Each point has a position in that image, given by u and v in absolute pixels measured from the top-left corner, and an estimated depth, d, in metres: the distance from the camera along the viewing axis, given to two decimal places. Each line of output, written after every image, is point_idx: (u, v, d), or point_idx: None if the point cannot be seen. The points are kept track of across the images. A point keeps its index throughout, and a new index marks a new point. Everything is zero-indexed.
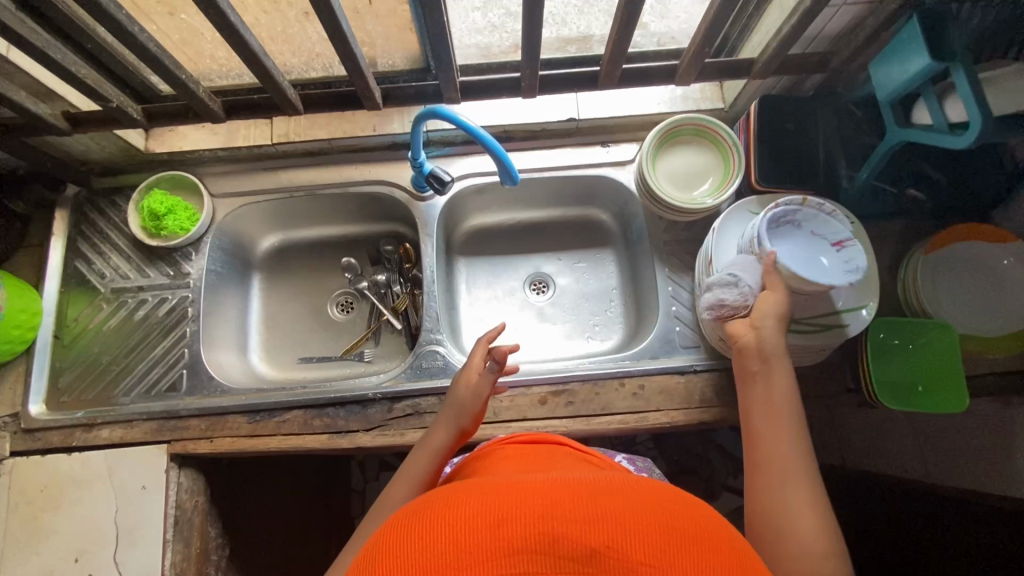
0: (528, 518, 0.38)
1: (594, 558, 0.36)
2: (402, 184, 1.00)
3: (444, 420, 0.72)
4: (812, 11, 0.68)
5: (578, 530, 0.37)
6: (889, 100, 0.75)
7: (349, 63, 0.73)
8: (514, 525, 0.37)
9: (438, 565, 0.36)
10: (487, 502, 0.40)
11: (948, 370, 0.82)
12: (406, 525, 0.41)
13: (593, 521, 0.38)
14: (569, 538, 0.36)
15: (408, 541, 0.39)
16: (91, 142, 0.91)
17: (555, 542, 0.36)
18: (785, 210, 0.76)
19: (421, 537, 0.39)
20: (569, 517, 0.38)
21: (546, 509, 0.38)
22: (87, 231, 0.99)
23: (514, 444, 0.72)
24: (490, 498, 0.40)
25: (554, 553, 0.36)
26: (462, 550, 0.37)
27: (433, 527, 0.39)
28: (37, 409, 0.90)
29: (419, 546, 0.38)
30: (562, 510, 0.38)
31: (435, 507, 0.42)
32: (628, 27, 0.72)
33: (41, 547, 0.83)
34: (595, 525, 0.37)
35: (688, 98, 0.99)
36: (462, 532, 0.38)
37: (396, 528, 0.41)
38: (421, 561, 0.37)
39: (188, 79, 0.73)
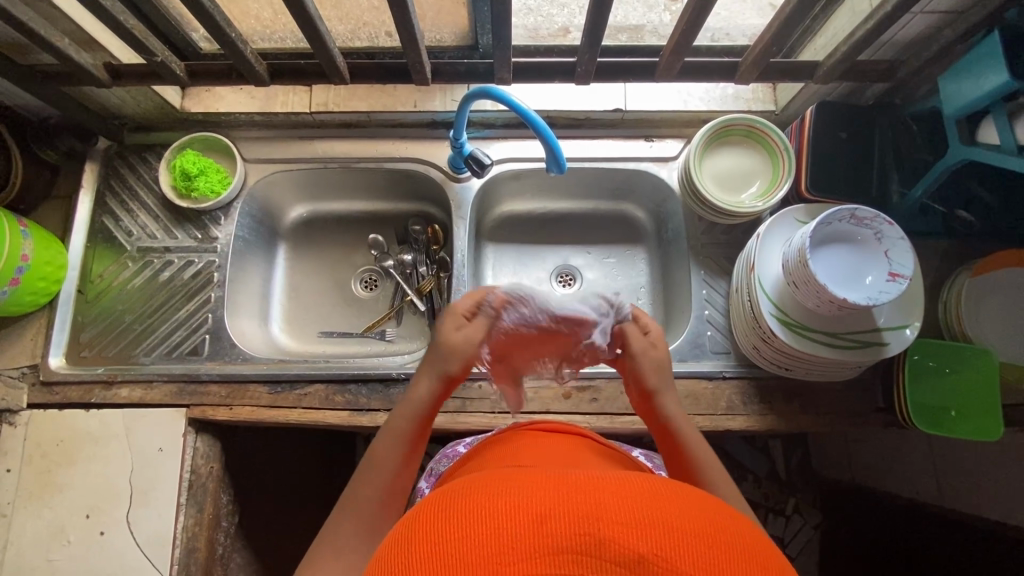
0: (572, 518, 0.35)
1: (643, 565, 0.33)
2: (438, 164, 0.98)
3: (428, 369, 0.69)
4: (892, 16, 0.66)
5: (626, 535, 0.34)
6: (955, 116, 0.72)
7: (405, 33, 0.71)
8: (557, 523, 0.35)
9: (475, 556, 0.34)
10: (526, 496, 0.37)
11: (985, 398, 0.80)
12: (438, 509, 0.39)
13: (641, 526, 0.35)
14: (617, 544, 0.33)
15: (441, 525, 0.36)
16: (127, 95, 0.89)
17: (601, 544, 0.33)
18: (872, 217, 0.71)
19: (455, 526, 0.36)
20: (617, 521, 0.35)
21: (592, 509, 0.36)
22: (116, 187, 0.97)
23: (538, 430, 0.71)
24: (528, 493, 0.38)
25: (600, 557, 0.33)
26: (499, 544, 0.34)
27: (468, 513, 0.37)
28: (57, 361, 0.90)
29: (453, 533, 0.36)
30: (609, 512, 0.35)
31: (470, 495, 0.39)
32: (698, 19, 0.69)
33: (55, 500, 0.83)
34: (643, 532, 0.34)
35: (739, 98, 0.96)
36: (500, 524, 0.35)
37: (427, 509, 0.39)
38: (453, 549, 0.35)
39: (236, 38, 0.71)
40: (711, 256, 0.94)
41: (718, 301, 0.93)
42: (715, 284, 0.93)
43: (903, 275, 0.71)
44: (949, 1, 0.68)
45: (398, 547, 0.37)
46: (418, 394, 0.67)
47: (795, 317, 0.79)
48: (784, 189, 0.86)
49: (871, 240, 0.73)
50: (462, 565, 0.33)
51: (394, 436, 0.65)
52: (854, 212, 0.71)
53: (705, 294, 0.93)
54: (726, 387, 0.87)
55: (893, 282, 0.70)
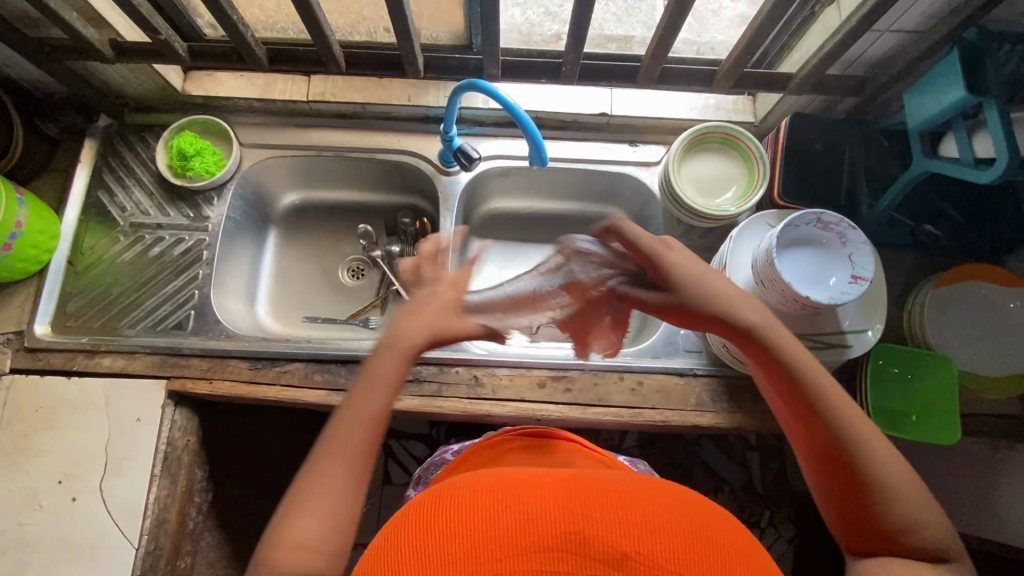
0: (558, 517, 0.39)
1: (624, 561, 0.37)
2: (429, 157, 1.01)
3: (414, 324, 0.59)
4: (858, 30, 0.70)
5: (608, 533, 0.38)
6: (918, 130, 0.76)
7: (400, 27, 0.74)
8: (545, 521, 0.39)
9: (468, 550, 0.38)
10: (517, 496, 0.41)
11: (944, 404, 0.83)
12: (431, 507, 0.43)
13: (624, 524, 0.39)
14: (601, 541, 0.37)
15: (435, 522, 0.41)
16: (130, 74, 0.92)
17: (584, 542, 0.37)
18: (836, 221, 0.75)
19: (449, 524, 0.40)
20: (601, 520, 0.39)
21: (578, 510, 0.40)
22: (113, 163, 0.99)
23: (527, 437, 0.74)
24: (516, 494, 0.42)
25: (585, 554, 0.37)
26: (491, 541, 0.38)
27: (461, 508, 0.41)
28: (42, 329, 0.91)
29: (444, 531, 0.40)
30: (594, 512, 0.39)
31: (461, 492, 0.43)
32: (676, 24, 0.73)
33: (29, 465, 0.84)
34: (626, 531, 0.38)
35: (720, 108, 1.00)
36: (495, 523, 0.39)
37: (422, 510, 0.43)
38: (448, 547, 0.38)
39: (239, 22, 0.74)
40: None
41: None
42: None
43: (865, 278, 0.74)
44: (912, 20, 0.72)
45: (393, 538, 0.41)
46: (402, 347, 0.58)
47: None
48: (759, 194, 0.89)
49: (835, 243, 0.76)
50: (456, 558, 0.37)
51: (357, 423, 0.53)
52: (820, 216, 0.75)
53: None
54: (696, 384, 0.89)
55: (857, 284, 0.74)
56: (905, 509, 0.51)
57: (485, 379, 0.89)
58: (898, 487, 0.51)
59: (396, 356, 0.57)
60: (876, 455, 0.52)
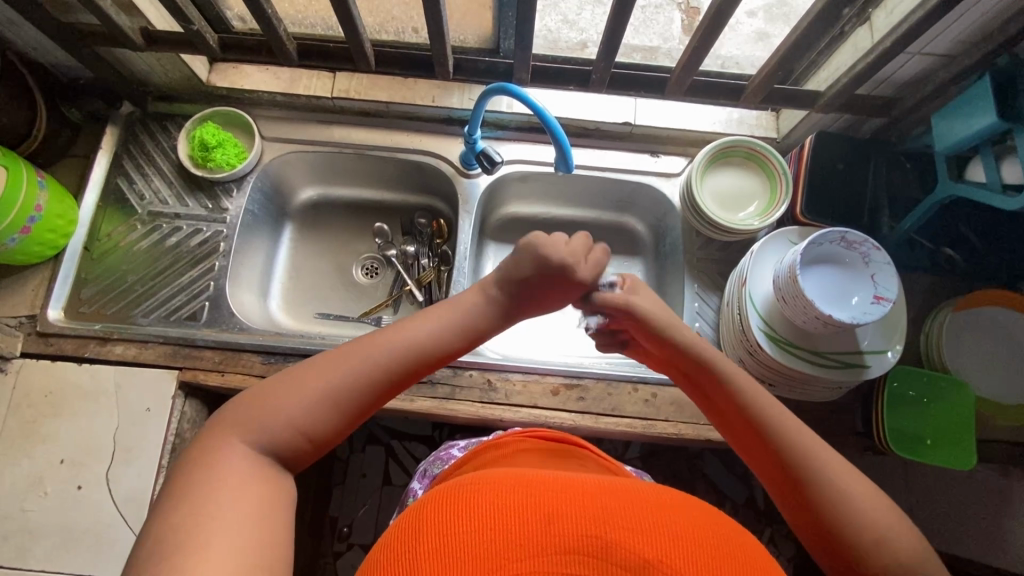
0: (580, 521, 0.39)
1: (647, 569, 0.36)
2: (450, 158, 1.01)
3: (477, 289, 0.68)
4: (893, 50, 0.70)
5: (631, 541, 0.38)
6: (945, 153, 0.76)
7: (434, 28, 0.74)
8: (567, 523, 0.39)
9: (488, 547, 0.38)
10: (541, 497, 0.41)
11: (959, 429, 0.83)
12: (449, 503, 0.42)
13: (647, 533, 0.39)
14: (625, 548, 0.37)
15: (455, 515, 0.40)
16: (156, 63, 0.92)
17: (607, 547, 0.37)
18: (861, 241, 0.74)
19: (469, 518, 0.40)
20: (623, 527, 0.39)
21: (599, 515, 0.40)
22: (134, 151, 0.99)
23: (535, 440, 0.73)
24: (537, 495, 0.42)
25: (607, 558, 0.37)
26: (511, 539, 0.38)
27: (480, 506, 0.41)
28: (55, 314, 0.90)
29: (463, 527, 0.39)
30: (615, 518, 0.40)
31: (481, 489, 0.43)
32: (710, 38, 0.73)
33: (37, 450, 0.83)
34: (648, 539, 0.38)
35: (743, 123, 1.00)
36: (516, 523, 0.39)
37: (438, 504, 0.43)
38: (469, 541, 0.38)
39: (272, 14, 0.73)
40: (705, 270, 0.97)
41: (709, 315, 0.95)
42: (706, 298, 0.96)
43: (888, 299, 0.73)
44: (945, 44, 0.72)
45: (408, 531, 0.41)
46: (463, 304, 0.66)
47: (783, 333, 0.81)
48: (782, 210, 0.89)
49: (858, 262, 0.76)
50: (476, 553, 0.37)
51: (398, 341, 0.59)
52: (845, 235, 0.74)
53: (696, 307, 0.95)
54: None
55: (880, 304, 0.73)
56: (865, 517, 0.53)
57: (498, 384, 0.88)
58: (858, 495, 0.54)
59: (454, 307, 0.65)
60: (824, 461, 0.56)
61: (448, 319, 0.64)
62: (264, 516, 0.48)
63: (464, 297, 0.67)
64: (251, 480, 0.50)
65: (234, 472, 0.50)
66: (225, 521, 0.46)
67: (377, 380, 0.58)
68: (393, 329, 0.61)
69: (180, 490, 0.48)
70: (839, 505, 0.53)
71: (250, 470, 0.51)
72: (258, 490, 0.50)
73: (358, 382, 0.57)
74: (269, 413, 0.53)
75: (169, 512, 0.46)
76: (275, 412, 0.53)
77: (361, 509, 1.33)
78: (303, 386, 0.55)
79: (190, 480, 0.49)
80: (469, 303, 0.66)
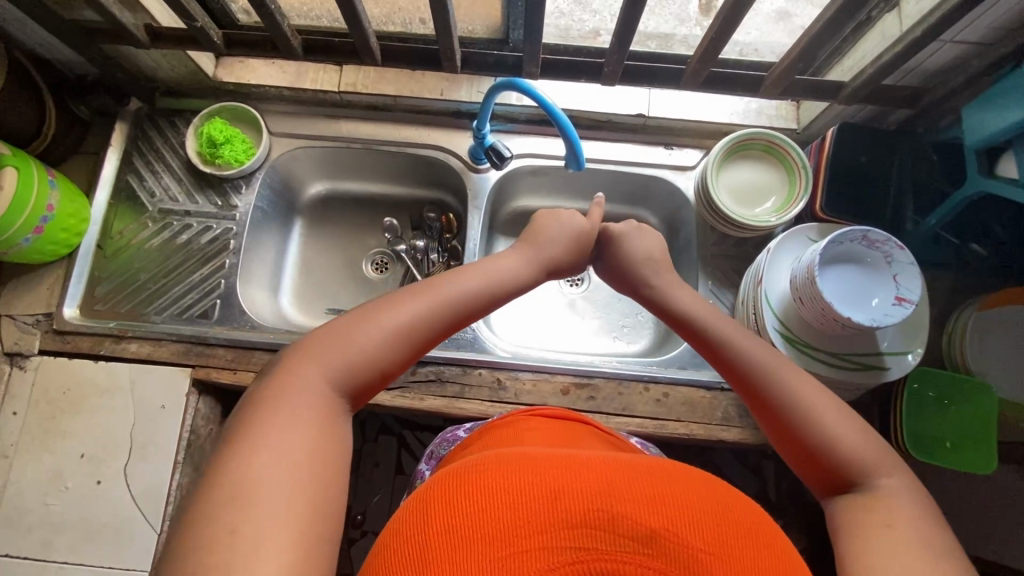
0: (585, 496, 0.40)
1: (653, 538, 0.38)
2: (459, 153, 0.99)
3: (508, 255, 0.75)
4: (924, 40, 0.66)
5: (636, 513, 0.40)
6: (975, 147, 0.72)
7: (440, 21, 0.71)
8: (573, 499, 0.40)
9: (499, 526, 0.40)
10: (546, 475, 0.43)
11: (983, 431, 0.80)
12: (457, 483, 0.44)
13: (652, 506, 0.40)
14: (630, 520, 0.39)
15: (465, 497, 0.42)
16: (163, 59, 0.91)
17: (610, 520, 0.39)
18: (884, 240, 0.72)
19: (480, 500, 0.42)
20: (626, 499, 0.41)
21: (604, 490, 0.41)
22: (143, 148, 0.99)
23: (540, 417, 0.73)
24: (543, 472, 0.43)
25: (614, 530, 0.38)
26: (520, 515, 0.40)
27: (489, 488, 0.43)
28: (72, 312, 0.91)
29: (475, 507, 0.41)
30: (620, 492, 0.41)
31: (489, 471, 0.45)
32: (728, 29, 0.70)
33: (57, 446, 0.85)
34: (652, 510, 0.40)
35: (761, 113, 0.97)
36: (523, 500, 0.41)
37: (448, 487, 0.44)
38: (482, 522, 0.40)
39: (275, 9, 0.71)
40: (719, 266, 0.95)
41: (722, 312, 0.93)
42: (721, 295, 0.94)
43: (910, 300, 0.71)
44: (979, 32, 0.68)
45: (424, 514, 0.43)
46: (497, 267, 0.72)
47: (800, 334, 0.79)
48: (801, 206, 0.86)
49: (881, 262, 0.73)
50: (491, 533, 0.39)
51: (447, 295, 0.65)
52: (867, 234, 0.72)
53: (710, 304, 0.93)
54: (723, 398, 0.87)
55: (902, 307, 0.71)
56: (844, 444, 0.56)
57: (508, 383, 0.88)
58: (826, 418, 0.58)
59: (489, 271, 0.71)
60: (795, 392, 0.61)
61: (488, 278, 0.70)
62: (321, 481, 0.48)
63: (497, 262, 0.73)
64: (299, 446, 0.49)
65: (282, 439, 0.49)
66: (275, 491, 0.46)
67: (440, 325, 0.64)
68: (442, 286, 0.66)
69: (230, 460, 0.47)
70: (812, 435, 0.58)
71: (304, 428, 0.51)
72: (313, 451, 0.50)
73: (415, 333, 0.61)
74: (341, 351, 0.57)
75: (215, 487, 0.45)
76: (351, 351, 0.57)
77: (374, 497, 1.35)
78: (376, 325, 0.59)
79: (236, 453, 0.48)
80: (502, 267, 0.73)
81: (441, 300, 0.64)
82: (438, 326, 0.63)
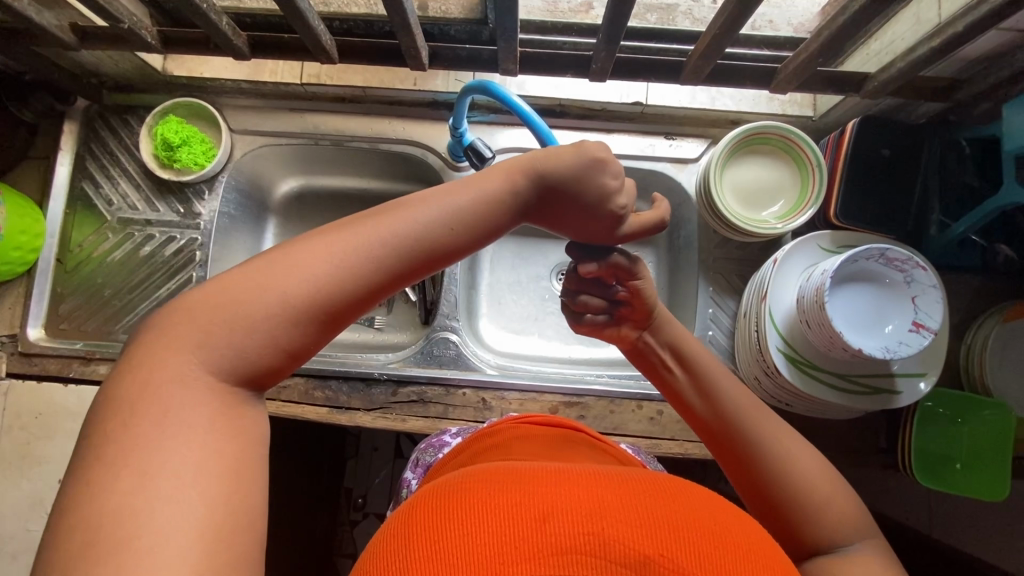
0: (575, 514, 0.33)
1: (648, 565, 0.31)
2: (438, 149, 0.90)
3: (501, 168, 0.50)
4: (966, 34, 0.56)
5: (630, 533, 0.33)
6: (1014, 152, 0.63)
7: (398, 17, 0.61)
8: (564, 519, 0.33)
9: (478, 550, 0.32)
10: (529, 491, 0.35)
11: (994, 457, 0.75)
12: (430, 502, 0.37)
13: (645, 526, 0.33)
14: (621, 542, 0.32)
15: (441, 517, 0.35)
16: (104, 56, 0.82)
17: (604, 544, 0.32)
18: (904, 259, 0.64)
19: (456, 519, 0.34)
20: (620, 519, 0.33)
21: (596, 508, 0.34)
22: (96, 150, 0.91)
23: (530, 424, 0.67)
24: (527, 486, 0.36)
25: (605, 557, 0.31)
26: (502, 536, 0.33)
27: (467, 502, 0.35)
28: (36, 333, 0.87)
29: (452, 530, 0.33)
30: (613, 510, 0.34)
31: (470, 486, 0.38)
32: (735, 22, 0.60)
33: (34, 473, 0.83)
34: (645, 531, 0.33)
35: (774, 99, 0.86)
36: (504, 519, 0.33)
37: (423, 505, 0.37)
38: (459, 545, 0.32)
39: (208, 8, 0.61)
40: (721, 271, 0.88)
41: (724, 322, 0.87)
42: (722, 302, 0.87)
43: (928, 327, 0.64)
44: None
45: (396, 537, 0.35)
46: (482, 188, 0.48)
47: (804, 353, 0.73)
48: (809, 214, 0.78)
49: (899, 283, 0.66)
50: (468, 556, 0.32)
51: (397, 230, 0.43)
52: (886, 252, 0.64)
53: (710, 313, 0.87)
54: None
55: (922, 335, 0.64)
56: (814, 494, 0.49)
57: (493, 403, 0.83)
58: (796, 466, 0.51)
59: (471, 192, 0.47)
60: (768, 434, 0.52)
61: (467, 201, 0.46)
62: (234, 482, 0.36)
63: (486, 176, 0.49)
64: (192, 446, 0.35)
65: (161, 452, 0.34)
66: (166, 516, 0.33)
67: (356, 288, 0.41)
68: (392, 216, 0.44)
69: (94, 492, 0.33)
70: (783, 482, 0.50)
71: (192, 420, 0.36)
72: (212, 447, 0.36)
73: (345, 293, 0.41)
74: (235, 327, 0.38)
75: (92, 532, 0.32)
76: (230, 332, 0.38)
77: (375, 481, 1.35)
78: (286, 285, 0.39)
79: (105, 481, 0.33)
80: (491, 188, 0.48)
81: (347, 258, 0.41)
82: (356, 283, 0.41)
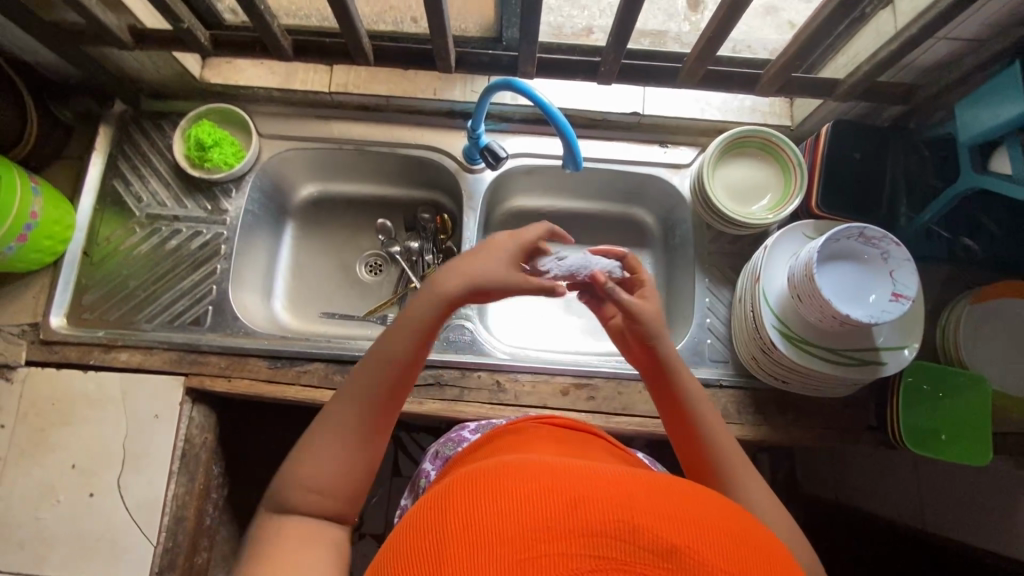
0: (607, 504, 0.35)
1: (674, 555, 0.33)
2: (453, 153, 0.98)
3: (426, 297, 0.61)
4: (917, 39, 0.67)
5: (658, 525, 0.34)
6: (968, 143, 0.72)
7: (434, 22, 0.70)
8: (596, 506, 0.35)
9: (513, 532, 0.34)
10: (561, 479, 0.37)
11: (975, 424, 0.81)
12: (465, 489, 0.39)
13: (674, 520, 0.35)
14: (651, 533, 0.34)
15: (478, 500, 0.37)
16: (148, 60, 0.88)
17: (635, 532, 0.34)
18: (880, 237, 0.72)
19: (492, 506, 0.36)
20: (649, 511, 0.35)
21: (625, 500, 0.36)
22: (128, 151, 0.97)
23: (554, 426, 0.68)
24: (558, 476, 0.38)
25: (636, 543, 0.33)
26: (536, 522, 0.34)
27: (503, 485, 0.37)
28: (58, 321, 0.89)
29: (487, 516, 0.35)
30: (642, 502, 0.36)
31: (503, 471, 0.39)
32: (724, 29, 0.70)
33: (47, 459, 0.83)
34: (674, 524, 0.35)
35: (756, 111, 0.97)
36: (539, 504, 0.35)
37: (457, 487, 0.39)
38: (495, 529, 0.34)
39: (265, 10, 0.69)
40: (716, 264, 0.95)
41: (720, 310, 0.93)
42: (718, 293, 0.94)
43: (906, 296, 0.72)
44: (973, 29, 0.68)
45: (429, 522, 0.37)
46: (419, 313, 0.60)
47: (797, 330, 0.79)
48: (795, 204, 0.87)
49: (877, 259, 0.74)
50: (500, 537, 0.34)
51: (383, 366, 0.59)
52: (863, 231, 0.72)
53: (707, 302, 0.94)
54: (722, 395, 0.88)
55: (900, 304, 0.71)
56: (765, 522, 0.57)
57: (507, 385, 0.87)
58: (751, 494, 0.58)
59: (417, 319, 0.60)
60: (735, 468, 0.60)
61: (412, 333, 0.60)
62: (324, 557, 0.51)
63: (418, 304, 0.61)
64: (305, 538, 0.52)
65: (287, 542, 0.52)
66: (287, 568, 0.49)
67: (381, 416, 0.59)
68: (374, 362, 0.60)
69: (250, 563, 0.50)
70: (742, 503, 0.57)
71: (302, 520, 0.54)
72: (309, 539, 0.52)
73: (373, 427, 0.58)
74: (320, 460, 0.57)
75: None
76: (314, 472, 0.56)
77: (372, 498, 1.33)
78: (339, 440, 0.57)
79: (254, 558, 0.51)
80: (426, 310, 0.60)
81: (365, 405, 0.59)
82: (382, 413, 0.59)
